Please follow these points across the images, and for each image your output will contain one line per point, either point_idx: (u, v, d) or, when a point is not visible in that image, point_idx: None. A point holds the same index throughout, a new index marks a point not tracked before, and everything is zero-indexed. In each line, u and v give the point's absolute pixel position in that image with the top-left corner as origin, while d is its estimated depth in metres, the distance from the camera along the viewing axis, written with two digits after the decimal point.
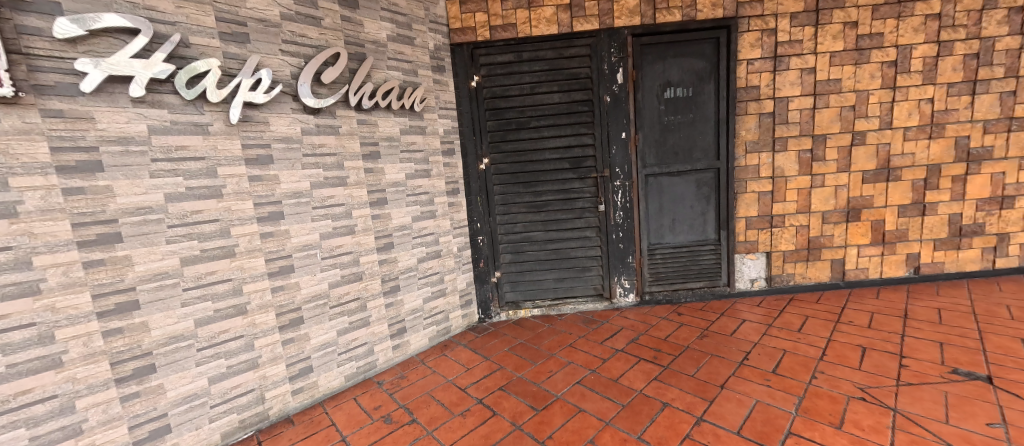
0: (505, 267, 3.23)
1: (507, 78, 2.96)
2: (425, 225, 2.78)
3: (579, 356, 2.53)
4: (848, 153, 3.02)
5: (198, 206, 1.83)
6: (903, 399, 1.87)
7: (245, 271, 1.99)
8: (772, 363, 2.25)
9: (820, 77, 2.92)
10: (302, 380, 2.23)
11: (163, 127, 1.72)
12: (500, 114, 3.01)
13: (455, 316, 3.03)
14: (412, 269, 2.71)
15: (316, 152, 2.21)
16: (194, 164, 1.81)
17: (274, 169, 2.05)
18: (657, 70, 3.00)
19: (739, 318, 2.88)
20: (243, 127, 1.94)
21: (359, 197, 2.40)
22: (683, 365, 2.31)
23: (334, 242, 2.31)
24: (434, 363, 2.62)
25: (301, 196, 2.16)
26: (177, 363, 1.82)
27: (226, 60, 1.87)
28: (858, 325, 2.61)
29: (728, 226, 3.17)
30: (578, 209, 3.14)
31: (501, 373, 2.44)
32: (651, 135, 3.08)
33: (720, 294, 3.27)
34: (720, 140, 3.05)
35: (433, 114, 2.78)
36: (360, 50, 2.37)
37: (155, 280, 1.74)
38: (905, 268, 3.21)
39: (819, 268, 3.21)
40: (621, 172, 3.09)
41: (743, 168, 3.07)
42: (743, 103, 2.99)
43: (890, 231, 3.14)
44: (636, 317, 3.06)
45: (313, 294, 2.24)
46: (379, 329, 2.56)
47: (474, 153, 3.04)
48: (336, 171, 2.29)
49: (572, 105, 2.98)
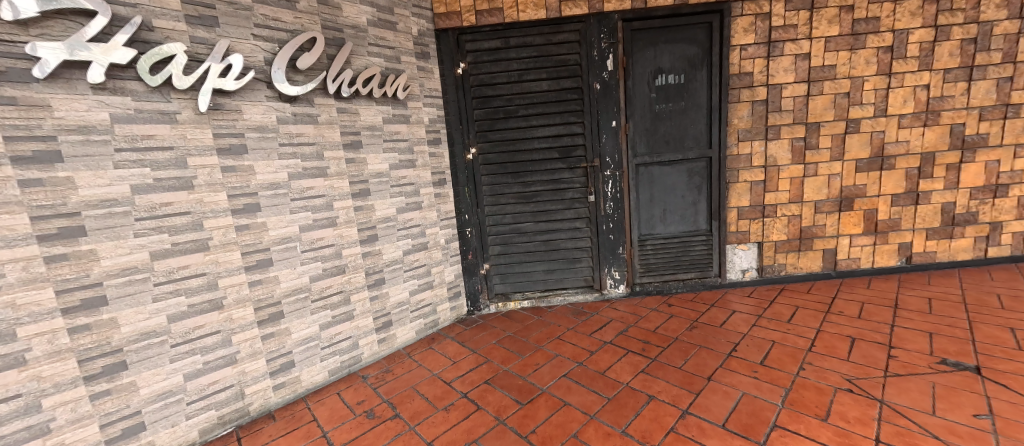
0: (494, 258, 3.18)
1: (494, 65, 2.87)
2: (411, 217, 2.72)
3: (566, 349, 2.50)
4: (842, 140, 2.97)
5: (168, 198, 1.77)
6: (890, 390, 1.85)
7: (220, 265, 1.93)
8: (761, 355, 2.22)
9: (815, 63, 2.85)
10: (283, 375, 2.18)
11: (127, 115, 1.65)
12: (487, 102, 2.93)
13: (443, 309, 2.99)
14: (398, 261, 2.66)
15: (294, 142, 2.14)
16: (162, 155, 1.74)
17: (248, 160, 1.98)
18: (648, 56, 2.91)
19: (729, 309, 2.85)
20: (214, 115, 1.87)
21: (340, 189, 2.34)
22: (670, 357, 2.28)
23: (315, 234, 2.25)
24: (420, 357, 2.59)
25: (279, 187, 2.09)
26: (149, 360, 1.76)
27: (194, 45, 1.79)
28: (848, 316, 2.58)
29: (720, 216, 3.12)
30: (568, 200, 3.08)
31: (488, 366, 2.40)
32: (641, 123, 3.01)
33: (710, 285, 3.24)
34: (712, 128, 2.98)
35: (417, 102, 2.71)
36: (338, 35, 2.28)
37: (123, 275, 1.68)
38: (897, 258, 3.18)
39: (811, 258, 3.18)
40: (611, 161, 3.02)
41: (735, 157, 3.01)
42: (735, 90, 2.92)
43: (882, 220, 3.11)
44: (626, 308, 3.02)
45: (293, 287, 2.19)
46: (364, 322, 2.51)
47: (461, 142, 2.97)
48: (315, 162, 2.22)
49: (560, 93, 2.91)
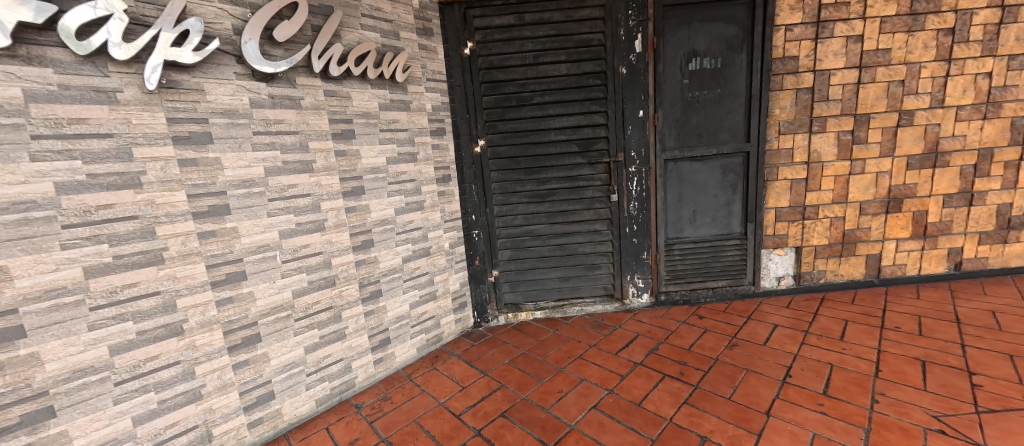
0: (504, 264, 2.84)
1: (507, 45, 2.51)
2: (411, 219, 2.37)
3: (591, 372, 2.17)
4: (893, 134, 2.65)
5: (107, 199, 1.40)
6: (991, 432, 1.54)
7: (179, 281, 1.57)
8: (821, 382, 1.92)
9: (868, 46, 2.53)
10: (260, 409, 1.83)
11: (48, 93, 1.28)
12: (498, 88, 2.57)
13: (447, 322, 2.64)
14: (396, 270, 2.31)
15: (272, 130, 1.77)
16: (97, 143, 1.37)
17: (214, 151, 1.62)
18: (681, 37, 2.56)
19: (769, 323, 2.54)
20: (167, 95, 1.50)
21: (328, 187, 1.98)
22: (715, 384, 1.97)
23: (298, 241, 1.89)
24: (422, 380, 2.24)
25: (252, 184, 1.73)
26: (85, 403, 1.40)
27: (139, 4, 1.41)
28: (907, 333, 2.28)
29: (755, 218, 2.80)
30: (587, 199, 2.75)
31: (502, 393, 2.07)
32: (671, 113, 2.67)
33: (742, 293, 2.93)
34: (751, 120, 2.65)
35: (419, 86, 2.34)
36: (326, 2, 1.90)
37: (48, 298, 1.32)
38: (945, 264, 2.89)
39: (853, 264, 2.88)
40: (636, 156, 2.69)
41: (775, 152, 2.70)
42: (778, 76, 2.59)
43: (932, 223, 2.82)
44: (652, 321, 2.70)
45: (271, 306, 1.82)
46: (358, 341, 2.16)
47: (468, 133, 2.61)
48: (298, 155, 1.86)
49: (581, 78, 2.56)
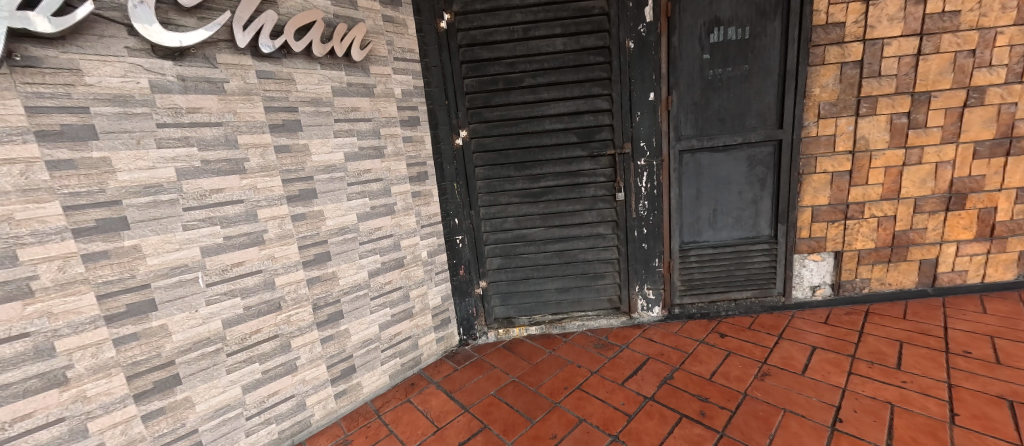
0: (493, 274, 2.47)
1: (491, 17, 2.10)
2: (379, 226, 2.00)
3: (592, 410, 1.80)
4: (959, 116, 2.20)
5: None
6: None
7: (57, 318, 1.22)
8: (881, 431, 1.52)
9: (932, 8, 2.07)
10: None
11: None
12: (482, 68, 2.17)
13: (427, 342, 2.29)
14: (361, 287, 1.95)
15: (185, 121, 1.41)
16: None
17: (101, 150, 1.26)
18: (701, 2, 2.13)
19: (805, 344, 2.14)
20: (24, 76, 1.13)
21: (267, 191, 1.62)
22: (746, 432, 1.59)
23: (228, 259, 1.53)
24: (392, 418, 1.90)
25: (159, 191, 1.37)
26: None
27: None
28: (981, 361, 1.86)
29: (787, 218, 2.38)
30: (589, 198, 2.35)
31: (484, 439, 1.72)
32: (688, 95, 2.25)
33: (771, 306, 2.52)
34: (784, 101, 2.22)
35: (384, 66, 1.96)
36: None
37: None
38: (1015, 270, 2.44)
39: (903, 271, 2.45)
40: (646, 147, 2.28)
41: (812, 140, 2.27)
42: (819, 47, 2.14)
43: (1002, 222, 2.36)
44: (665, 340, 2.31)
45: (193, 340, 1.48)
46: (314, 373, 1.82)
47: (448, 124, 2.23)
48: (224, 152, 1.50)
49: (580, 54, 2.15)
